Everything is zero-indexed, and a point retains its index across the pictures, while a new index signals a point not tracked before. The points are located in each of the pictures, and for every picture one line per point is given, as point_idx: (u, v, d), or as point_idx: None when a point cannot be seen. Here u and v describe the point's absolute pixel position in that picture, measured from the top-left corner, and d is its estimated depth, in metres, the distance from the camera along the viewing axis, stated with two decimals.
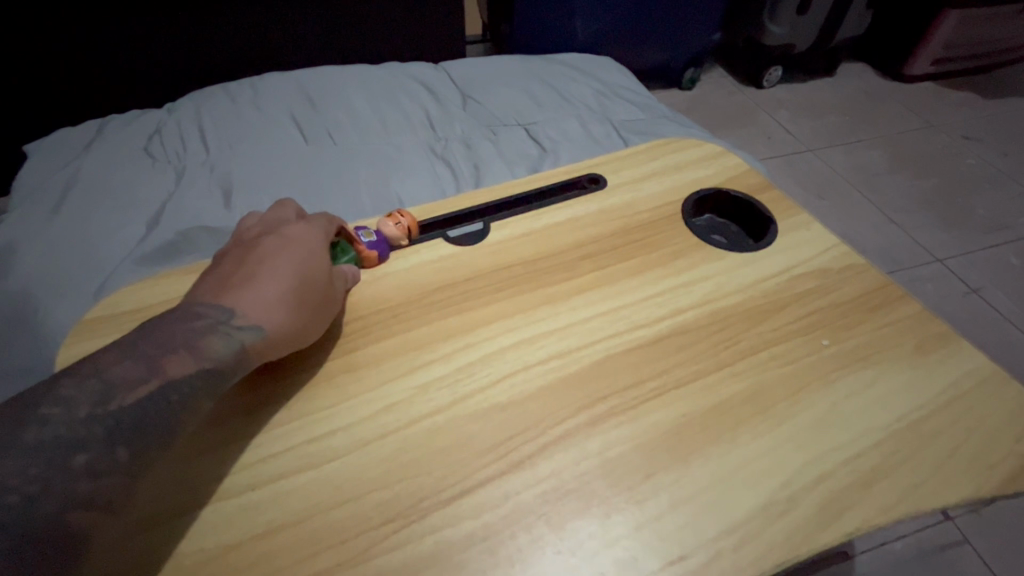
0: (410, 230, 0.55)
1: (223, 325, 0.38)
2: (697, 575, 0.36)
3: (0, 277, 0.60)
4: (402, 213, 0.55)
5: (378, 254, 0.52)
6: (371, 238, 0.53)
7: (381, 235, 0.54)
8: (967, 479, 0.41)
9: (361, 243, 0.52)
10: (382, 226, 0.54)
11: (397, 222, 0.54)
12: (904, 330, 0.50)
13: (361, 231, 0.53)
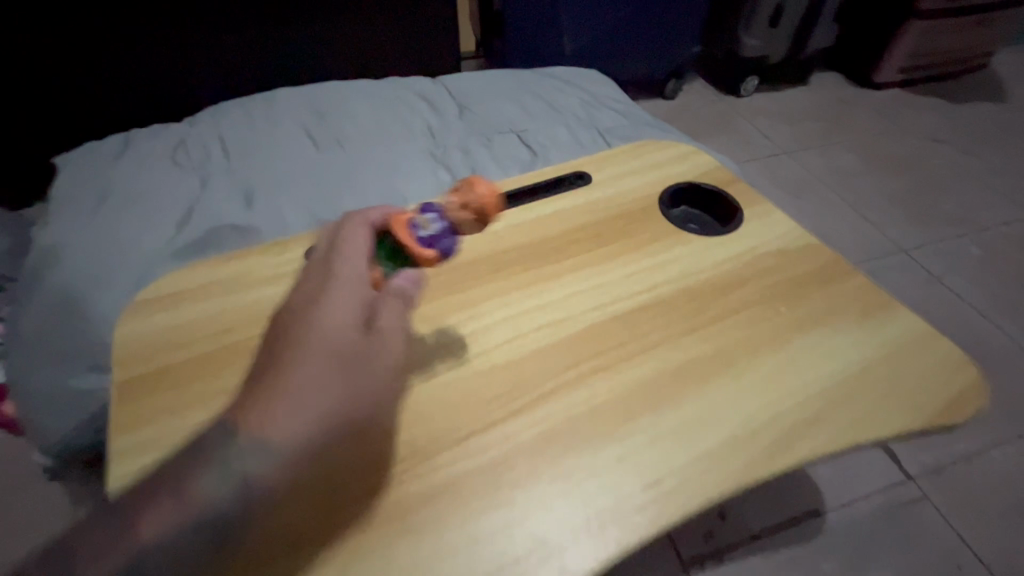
0: (480, 214, 0.45)
1: (220, 450, 0.30)
2: (668, 495, 0.43)
3: (47, 271, 0.67)
4: (470, 192, 0.46)
5: (437, 251, 0.44)
6: (425, 237, 0.44)
7: (442, 224, 0.45)
8: (898, 417, 0.48)
9: (417, 237, 0.44)
10: (444, 214, 0.45)
11: (457, 210, 0.45)
12: (852, 299, 0.57)
13: (413, 227, 0.44)
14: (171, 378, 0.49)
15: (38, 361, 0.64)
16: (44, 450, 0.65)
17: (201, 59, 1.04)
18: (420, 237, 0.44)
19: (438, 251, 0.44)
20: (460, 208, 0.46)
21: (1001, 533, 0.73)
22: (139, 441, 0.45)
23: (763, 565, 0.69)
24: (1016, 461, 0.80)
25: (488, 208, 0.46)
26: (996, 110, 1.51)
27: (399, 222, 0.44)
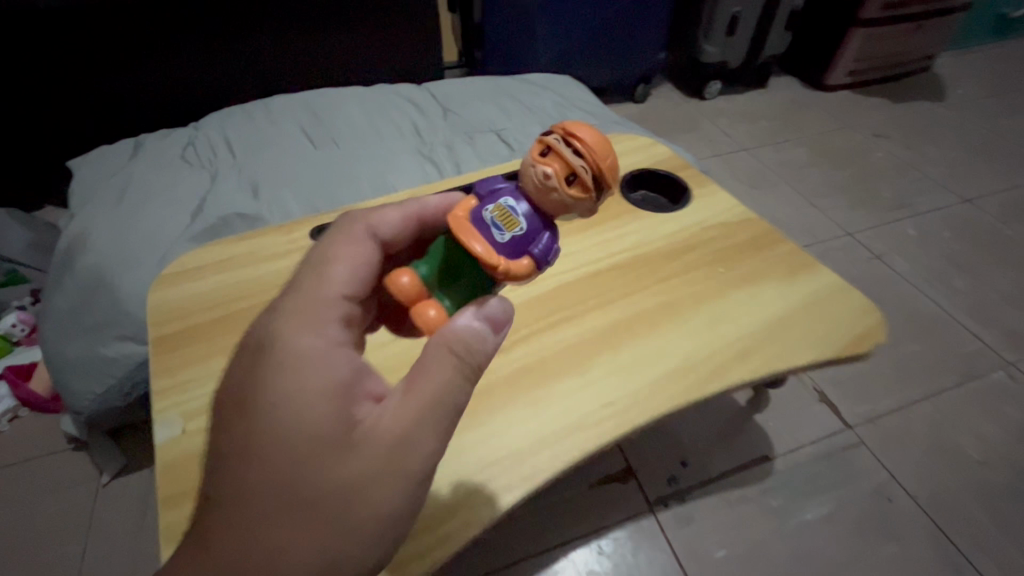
0: (579, 181, 0.37)
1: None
2: (620, 412, 0.52)
3: (77, 256, 0.75)
4: (560, 157, 0.37)
5: (535, 259, 0.38)
6: (513, 241, 0.37)
7: (534, 214, 0.38)
8: (812, 350, 0.58)
9: (504, 248, 0.37)
10: (537, 195, 0.38)
11: (557, 183, 0.37)
12: (780, 261, 0.68)
13: (494, 229, 0.37)
14: (200, 333, 0.58)
15: (73, 333, 0.72)
16: (76, 411, 0.73)
17: (203, 69, 1.13)
18: (506, 240, 0.37)
19: (533, 253, 0.38)
20: (559, 176, 0.37)
21: (926, 470, 0.84)
22: (176, 382, 0.53)
23: (718, 501, 0.79)
24: (941, 410, 0.91)
25: (590, 173, 0.37)
26: (937, 108, 1.64)
27: (473, 223, 0.38)
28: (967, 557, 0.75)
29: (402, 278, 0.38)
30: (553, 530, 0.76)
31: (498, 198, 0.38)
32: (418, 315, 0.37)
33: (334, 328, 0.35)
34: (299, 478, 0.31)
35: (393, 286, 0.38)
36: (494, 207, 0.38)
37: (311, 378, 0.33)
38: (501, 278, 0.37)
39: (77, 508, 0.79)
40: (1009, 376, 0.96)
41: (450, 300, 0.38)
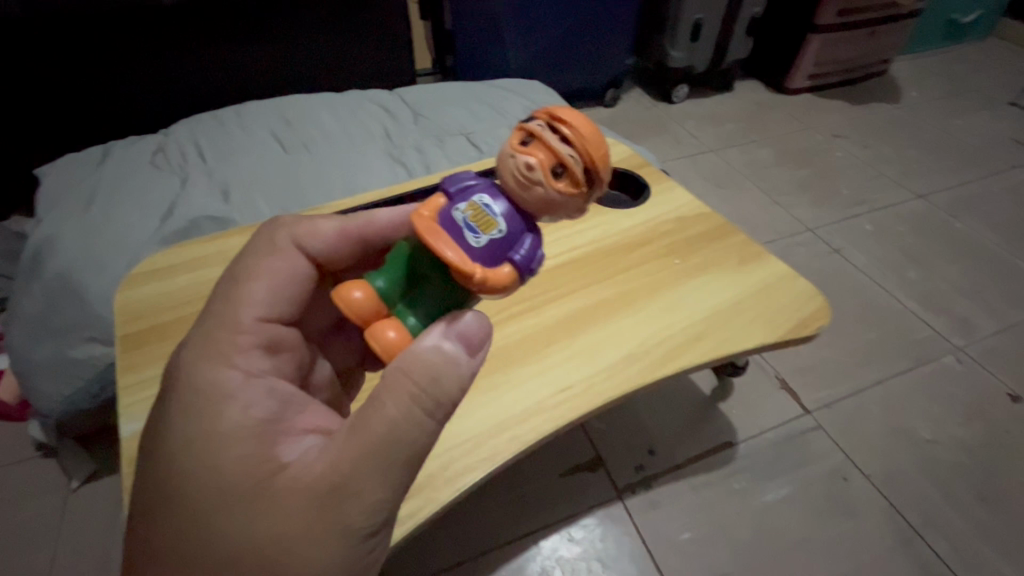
0: (564, 174, 0.36)
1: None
2: (576, 396, 0.55)
3: (45, 260, 0.75)
4: (545, 150, 0.36)
5: (516, 268, 0.36)
6: (490, 246, 0.36)
7: (515, 214, 0.37)
8: (759, 334, 0.62)
9: (482, 255, 0.36)
10: (520, 188, 0.36)
11: (542, 176, 0.35)
12: (732, 253, 0.71)
13: (468, 232, 0.36)
14: (167, 331, 0.59)
15: (41, 337, 0.72)
16: (44, 414, 0.74)
17: (174, 77, 1.13)
18: (482, 245, 0.36)
19: (515, 260, 0.36)
20: (545, 168, 0.35)
21: (880, 450, 0.88)
22: (143, 378, 0.55)
23: (684, 487, 0.82)
24: (894, 394, 0.95)
25: (579, 164, 0.36)
26: (892, 109, 1.72)
27: (443, 226, 0.36)
28: (918, 531, 0.79)
29: (356, 294, 0.36)
30: (524, 519, 0.78)
31: (472, 197, 0.37)
32: (376, 335, 0.37)
33: (251, 356, 0.40)
34: (222, 507, 0.34)
35: (344, 301, 0.36)
36: (467, 207, 0.36)
37: (224, 411, 0.36)
38: (479, 288, 0.36)
39: (45, 513, 0.79)
40: (958, 361, 1.01)
41: (412, 318, 0.38)
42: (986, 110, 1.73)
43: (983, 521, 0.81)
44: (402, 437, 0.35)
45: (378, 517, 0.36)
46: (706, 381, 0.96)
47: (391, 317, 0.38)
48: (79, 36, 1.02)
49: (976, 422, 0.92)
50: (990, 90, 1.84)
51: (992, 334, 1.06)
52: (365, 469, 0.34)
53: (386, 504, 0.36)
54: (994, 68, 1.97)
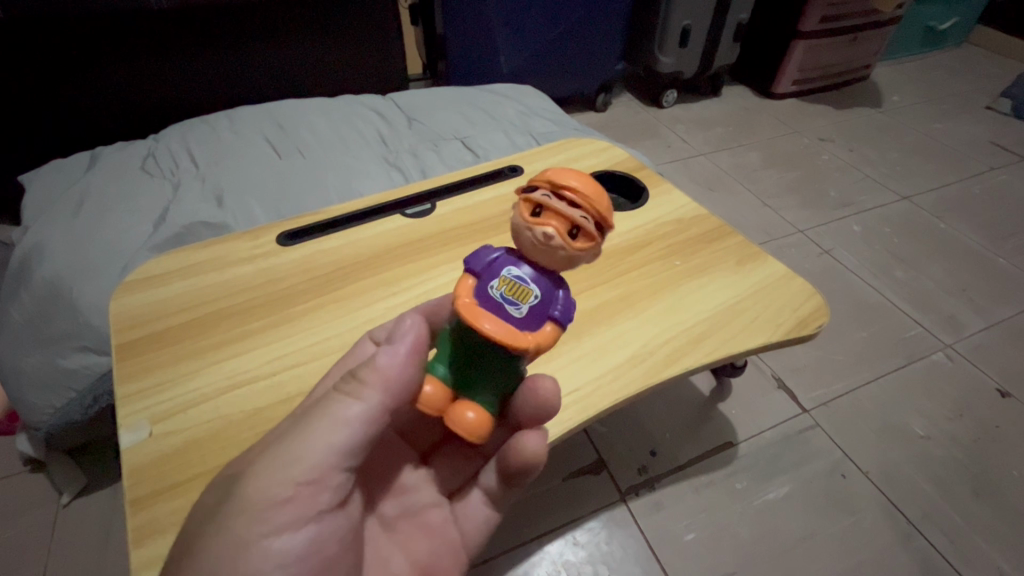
0: (582, 234, 0.36)
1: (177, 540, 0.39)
2: (585, 398, 0.55)
3: (33, 268, 0.73)
4: (557, 217, 0.36)
5: (557, 322, 0.38)
6: (532, 312, 0.37)
7: (543, 275, 0.38)
8: (763, 333, 0.62)
9: (526, 321, 0.37)
10: (540, 253, 0.36)
11: (562, 242, 0.36)
12: (732, 253, 0.72)
13: (509, 307, 0.37)
14: (165, 339, 0.58)
15: (30, 348, 0.70)
16: (33, 426, 0.71)
17: (162, 82, 1.12)
18: (524, 314, 0.37)
19: (555, 317, 0.38)
20: (563, 235, 0.36)
21: (876, 446, 0.89)
22: (141, 387, 0.53)
23: (686, 488, 0.82)
24: (888, 391, 0.97)
25: (591, 223, 0.36)
26: (875, 114, 1.76)
27: (481, 305, 0.37)
28: (917, 526, 0.80)
29: (426, 388, 0.39)
30: (529, 524, 0.77)
31: (502, 270, 0.37)
32: (454, 418, 0.38)
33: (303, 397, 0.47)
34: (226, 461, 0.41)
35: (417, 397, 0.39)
36: (500, 282, 0.37)
37: None
38: (531, 352, 0.37)
39: (33, 529, 0.76)
40: (948, 357, 1.03)
41: (481, 394, 0.39)
42: (963, 114, 1.78)
43: (978, 514, 0.82)
44: (306, 437, 0.38)
45: (276, 516, 0.36)
46: (705, 382, 0.97)
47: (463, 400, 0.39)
48: (64, 41, 1.00)
49: (968, 417, 0.94)
50: (967, 94, 1.89)
51: (979, 331, 1.09)
52: (266, 459, 0.38)
53: (281, 497, 0.37)
54: (970, 73, 2.03)
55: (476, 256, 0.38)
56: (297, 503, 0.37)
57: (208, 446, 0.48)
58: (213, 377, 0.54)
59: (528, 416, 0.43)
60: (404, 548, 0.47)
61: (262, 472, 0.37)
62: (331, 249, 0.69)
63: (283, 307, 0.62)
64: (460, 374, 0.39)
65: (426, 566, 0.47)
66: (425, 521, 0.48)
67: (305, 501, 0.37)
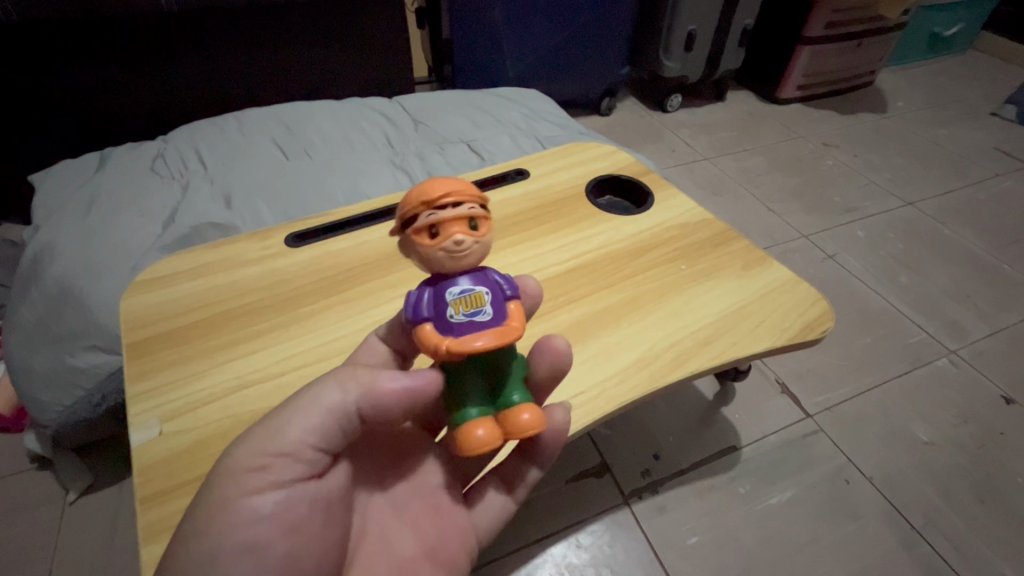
0: (475, 222, 0.38)
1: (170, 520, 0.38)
2: (590, 400, 0.55)
3: (43, 267, 0.74)
4: (447, 226, 0.37)
5: (511, 299, 0.40)
6: (495, 305, 0.38)
7: (470, 277, 0.39)
8: (768, 337, 0.62)
9: (492, 314, 0.38)
10: (459, 261, 0.38)
11: (468, 240, 0.38)
12: (737, 258, 0.72)
13: (476, 317, 0.38)
14: (174, 338, 0.58)
15: (39, 346, 0.71)
16: (42, 423, 0.72)
17: (170, 83, 1.13)
18: (491, 312, 0.38)
19: (510, 297, 0.39)
20: (467, 233, 0.38)
21: (879, 451, 0.89)
22: (152, 386, 0.54)
23: (689, 491, 0.82)
24: (892, 396, 0.97)
25: (476, 207, 0.39)
26: (879, 119, 1.76)
27: (458, 334, 0.37)
28: (921, 532, 0.80)
29: (478, 431, 0.36)
30: (532, 526, 0.77)
31: (443, 298, 0.38)
32: (516, 426, 0.37)
33: None
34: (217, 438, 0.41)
35: (473, 443, 0.36)
36: (452, 307, 0.38)
37: None
38: (520, 332, 0.39)
39: (40, 525, 0.77)
40: (953, 363, 1.03)
41: (517, 393, 0.38)
42: (968, 120, 1.78)
43: (982, 521, 0.82)
44: (285, 411, 0.37)
45: (250, 481, 0.35)
46: (708, 386, 0.97)
47: (505, 412, 0.38)
48: (75, 42, 1.01)
49: (972, 423, 0.94)
50: (972, 100, 1.89)
51: (984, 337, 1.08)
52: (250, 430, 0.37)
53: (259, 466, 0.36)
54: (975, 79, 2.03)
55: (413, 308, 0.39)
56: (274, 471, 0.36)
57: (216, 445, 0.49)
58: (221, 377, 0.55)
59: (547, 378, 0.43)
60: (412, 530, 0.45)
61: (241, 444, 0.37)
62: (338, 251, 0.70)
63: (292, 308, 0.62)
64: (487, 395, 0.39)
65: (434, 550, 0.45)
66: (436, 503, 0.47)
67: (279, 470, 0.36)
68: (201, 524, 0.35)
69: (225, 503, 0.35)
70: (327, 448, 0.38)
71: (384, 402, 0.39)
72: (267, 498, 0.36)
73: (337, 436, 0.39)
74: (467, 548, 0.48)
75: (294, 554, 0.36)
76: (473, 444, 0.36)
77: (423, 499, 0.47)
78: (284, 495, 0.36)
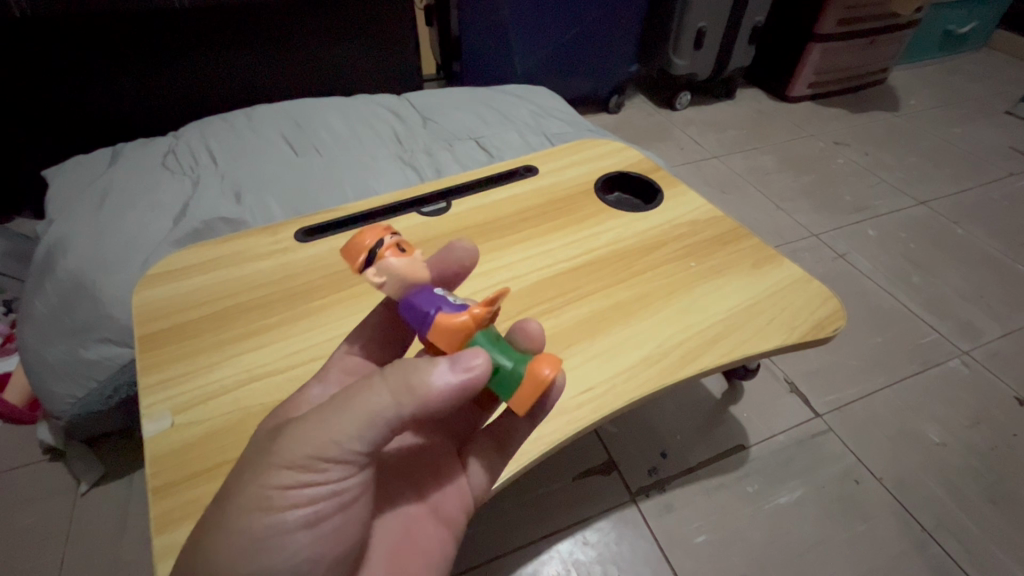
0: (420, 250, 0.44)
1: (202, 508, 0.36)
2: (600, 397, 0.55)
3: (57, 260, 0.75)
4: (412, 244, 0.42)
5: None
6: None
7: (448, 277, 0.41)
8: (778, 335, 0.62)
9: None
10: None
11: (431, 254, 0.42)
12: (747, 255, 0.72)
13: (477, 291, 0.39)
14: (186, 331, 0.59)
15: (52, 338, 0.72)
16: (55, 415, 0.73)
17: (182, 78, 1.13)
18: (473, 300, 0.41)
19: None
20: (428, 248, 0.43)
21: (889, 452, 0.88)
22: (164, 377, 0.54)
23: (697, 491, 0.82)
24: (903, 397, 0.96)
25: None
26: (891, 118, 1.74)
27: (470, 307, 0.38)
28: (931, 534, 0.79)
29: (546, 368, 0.36)
30: (538, 523, 0.78)
31: (441, 287, 0.39)
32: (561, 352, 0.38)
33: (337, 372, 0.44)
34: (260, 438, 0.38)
35: (546, 375, 0.35)
36: (451, 293, 0.39)
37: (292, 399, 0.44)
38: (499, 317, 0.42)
39: (51, 515, 0.77)
40: (965, 364, 1.02)
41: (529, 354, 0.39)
42: (983, 119, 1.76)
43: (994, 524, 0.81)
44: (338, 410, 0.34)
45: (292, 477, 0.34)
46: (717, 385, 0.96)
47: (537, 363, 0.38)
48: (89, 38, 1.02)
49: (984, 425, 0.93)
50: (986, 99, 1.87)
51: (996, 338, 1.07)
52: (301, 427, 0.34)
53: (305, 466, 0.34)
54: (990, 78, 2.00)
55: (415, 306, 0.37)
56: (311, 471, 0.34)
57: (228, 437, 0.49)
58: (233, 369, 0.55)
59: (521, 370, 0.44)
60: (414, 487, 0.45)
61: (287, 441, 0.34)
62: (347, 246, 0.70)
63: (302, 301, 0.63)
64: (516, 353, 0.38)
65: (435, 503, 0.46)
66: (439, 464, 0.47)
67: (319, 472, 0.34)
68: (239, 514, 0.34)
69: (259, 493, 0.34)
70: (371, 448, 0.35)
71: (439, 406, 0.34)
72: (303, 493, 0.34)
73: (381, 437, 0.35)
74: (467, 506, 0.47)
75: (326, 540, 0.36)
76: (544, 377, 0.35)
77: (427, 461, 0.47)
78: (321, 491, 0.35)
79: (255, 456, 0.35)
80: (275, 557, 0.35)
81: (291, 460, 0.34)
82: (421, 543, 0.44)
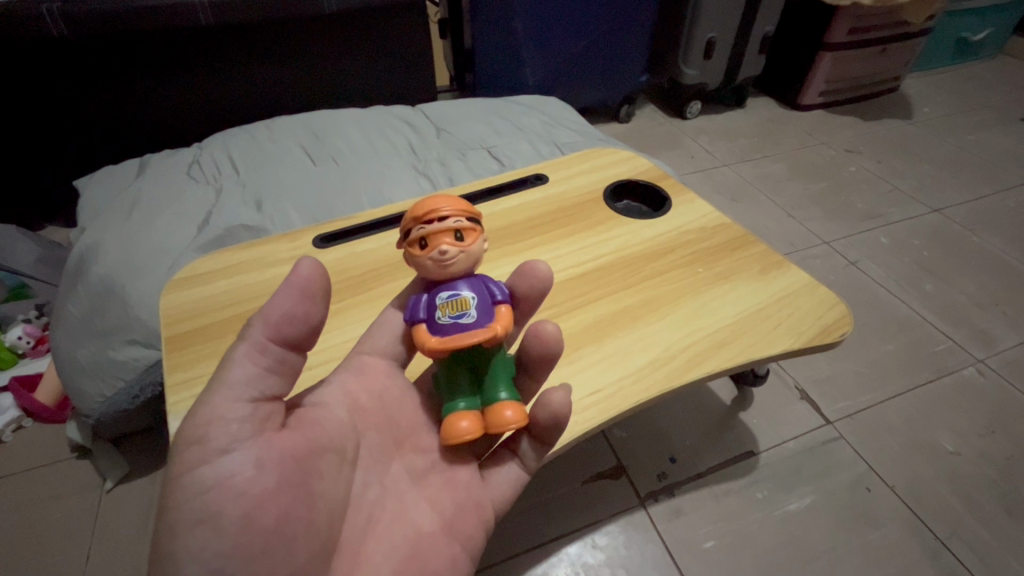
0: (460, 230, 0.43)
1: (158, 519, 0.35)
2: (606, 399, 0.57)
3: (89, 265, 0.78)
4: (439, 238, 0.43)
5: (497, 303, 0.43)
6: (481, 308, 0.42)
7: (462, 283, 0.44)
8: (785, 340, 0.63)
9: (476, 317, 0.42)
10: (446, 270, 0.43)
11: (454, 251, 0.43)
12: (755, 262, 0.73)
13: (462, 319, 0.42)
14: (209, 333, 0.61)
15: (83, 340, 0.75)
16: (85, 413, 0.76)
17: (203, 91, 1.18)
18: (476, 313, 0.42)
19: (498, 301, 0.43)
20: (454, 244, 0.43)
21: (900, 459, 0.88)
22: (187, 376, 0.57)
23: (706, 495, 0.82)
24: (916, 405, 0.95)
25: (463, 220, 0.44)
26: (905, 125, 1.73)
27: (444, 336, 0.42)
28: (944, 543, 0.79)
29: (464, 422, 0.40)
30: (549, 525, 0.79)
31: (435, 302, 0.43)
32: (499, 422, 0.40)
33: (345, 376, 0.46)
34: None
35: (459, 433, 0.40)
36: (441, 310, 0.42)
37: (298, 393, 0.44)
38: (501, 333, 0.42)
39: (76, 512, 0.80)
40: (980, 372, 1.01)
41: (503, 392, 0.41)
42: (1000, 126, 1.75)
43: (1010, 533, 0.80)
44: (215, 380, 0.38)
45: (197, 452, 0.35)
46: (726, 391, 0.97)
47: (493, 405, 0.41)
48: (117, 56, 1.07)
49: (1000, 434, 0.92)
50: (1002, 106, 1.85)
51: (1012, 346, 1.06)
52: (202, 406, 0.37)
53: (196, 437, 0.35)
54: (1007, 84, 1.99)
55: (411, 310, 0.44)
56: (224, 432, 0.36)
57: None
58: None
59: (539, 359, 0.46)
60: (427, 500, 0.44)
61: (197, 416, 0.36)
62: (362, 252, 0.72)
63: None
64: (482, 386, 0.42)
65: (450, 524, 0.44)
66: (452, 478, 0.46)
67: (217, 434, 0.36)
68: (174, 501, 0.34)
69: (186, 471, 0.35)
70: (268, 398, 0.39)
71: (291, 326, 0.40)
72: (225, 460, 0.35)
73: (274, 381, 0.40)
74: (482, 522, 0.46)
75: (268, 523, 0.35)
76: (461, 433, 0.40)
77: (441, 472, 0.46)
78: (247, 456, 0.36)
79: (200, 443, 0.35)
80: (204, 546, 0.33)
81: (202, 427, 0.36)
82: (430, 557, 0.42)
